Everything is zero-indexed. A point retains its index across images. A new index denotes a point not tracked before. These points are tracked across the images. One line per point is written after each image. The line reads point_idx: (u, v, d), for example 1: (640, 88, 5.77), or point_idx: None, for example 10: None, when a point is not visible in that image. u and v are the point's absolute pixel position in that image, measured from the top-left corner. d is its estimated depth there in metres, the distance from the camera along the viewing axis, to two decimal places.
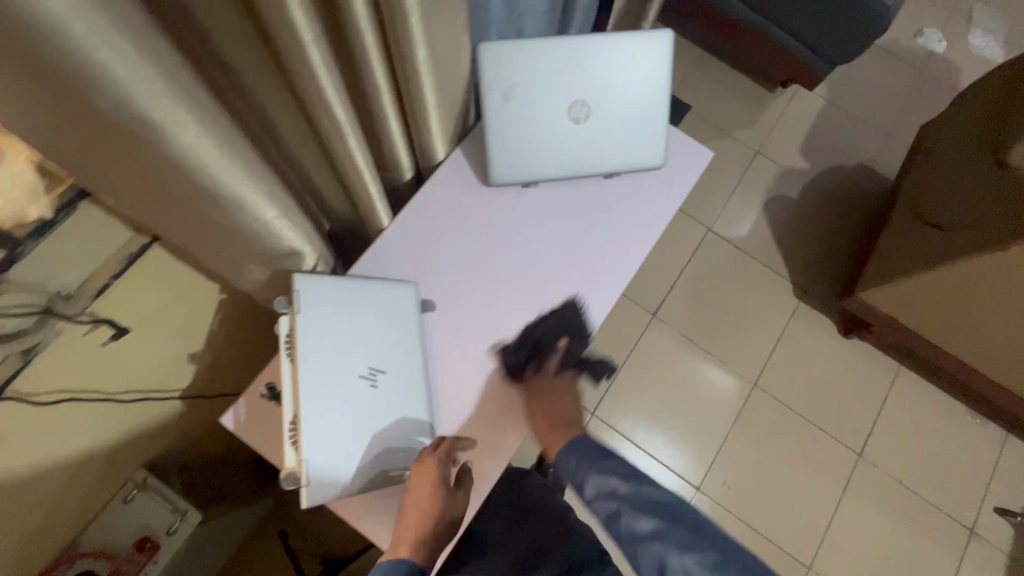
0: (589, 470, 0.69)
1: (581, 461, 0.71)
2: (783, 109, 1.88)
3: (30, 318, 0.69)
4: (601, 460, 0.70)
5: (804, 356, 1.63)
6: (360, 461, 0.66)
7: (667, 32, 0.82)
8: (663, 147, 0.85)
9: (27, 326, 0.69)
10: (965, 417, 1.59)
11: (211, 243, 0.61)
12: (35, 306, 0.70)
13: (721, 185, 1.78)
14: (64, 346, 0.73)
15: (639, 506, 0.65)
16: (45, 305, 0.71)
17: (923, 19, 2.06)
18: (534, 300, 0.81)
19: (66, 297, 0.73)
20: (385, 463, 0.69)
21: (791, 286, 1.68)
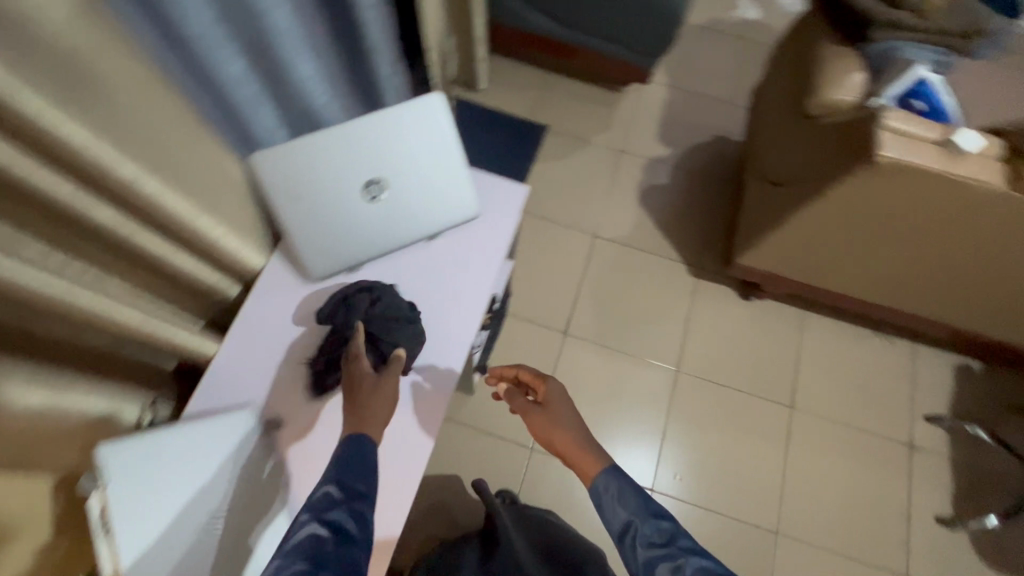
0: (628, 501, 0.80)
1: (617, 496, 0.81)
2: (632, 105, 1.98)
3: None
4: (637, 496, 0.80)
5: (715, 328, 1.67)
6: None
7: (438, 91, 0.85)
8: (474, 197, 0.88)
9: None
10: (874, 340, 1.67)
11: (23, 450, 0.69)
12: None
13: (595, 190, 1.84)
14: None
15: (676, 548, 0.74)
16: None
17: None
18: None
19: None
20: None
21: (685, 266, 1.74)
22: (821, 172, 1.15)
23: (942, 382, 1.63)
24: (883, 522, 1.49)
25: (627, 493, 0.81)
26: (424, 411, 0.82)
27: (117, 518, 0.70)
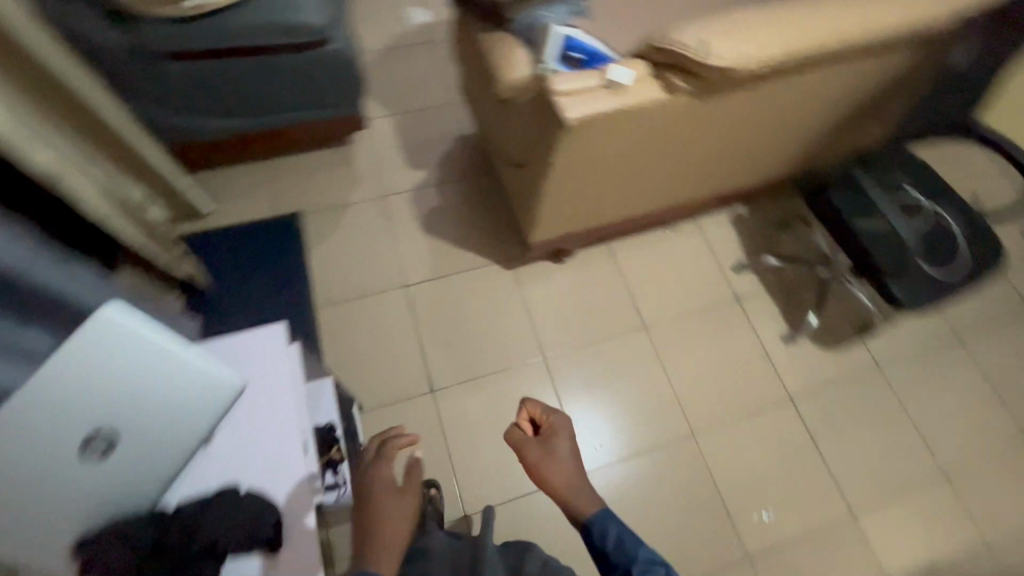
0: (620, 540, 0.90)
1: (611, 535, 0.90)
2: (369, 149, 1.93)
3: None
4: (633, 541, 0.90)
5: (552, 302, 1.75)
6: None
7: (107, 299, 0.75)
8: (236, 373, 0.84)
9: None
10: (669, 235, 1.90)
11: None
12: None
13: (381, 245, 1.78)
14: None
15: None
16: None
17: None
18: None
19: None
20: None
21: (498, 265, 1.78)
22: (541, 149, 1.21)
23: (728, 238, 1.92)
24: (752, 370, 1.72)
25: (624, 538, 0.90)
26: None
27: None
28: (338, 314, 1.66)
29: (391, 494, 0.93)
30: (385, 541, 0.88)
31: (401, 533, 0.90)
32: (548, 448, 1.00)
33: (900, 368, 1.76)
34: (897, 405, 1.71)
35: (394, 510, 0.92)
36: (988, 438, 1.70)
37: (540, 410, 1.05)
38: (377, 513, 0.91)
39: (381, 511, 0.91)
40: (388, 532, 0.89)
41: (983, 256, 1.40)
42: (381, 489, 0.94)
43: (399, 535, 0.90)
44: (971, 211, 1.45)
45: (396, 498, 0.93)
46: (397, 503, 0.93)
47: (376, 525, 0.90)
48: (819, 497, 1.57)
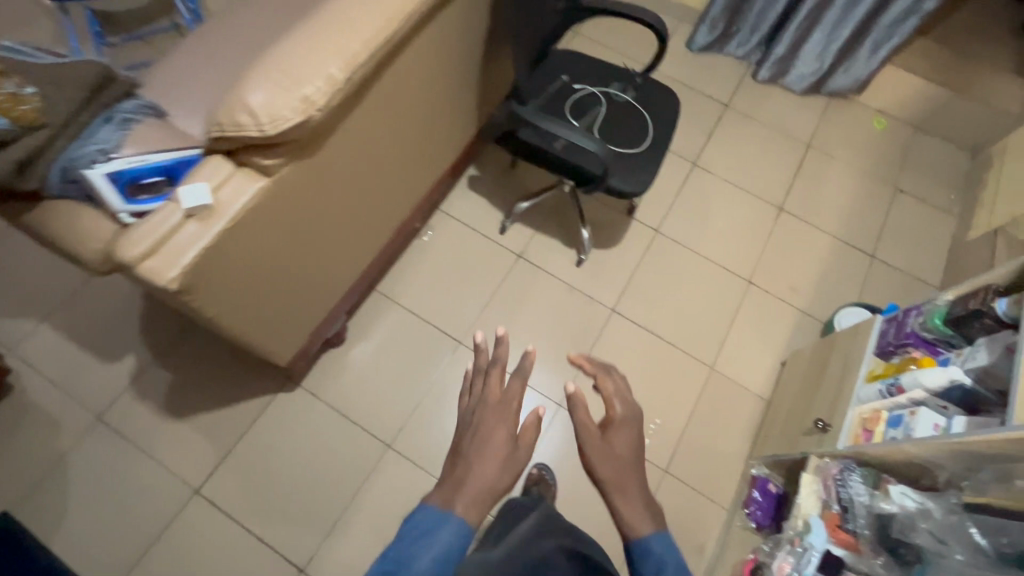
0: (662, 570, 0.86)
1: (662, 553, 0.87)
2: (45, 376, 1.48)
3: None
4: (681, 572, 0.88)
5: (361, 386, 1.57)
6: None
7: None
8: None
9: None
10: (426, 240, 1.77)
11: None
12: None
13: (138, 466, 1.41)
14: None
15: None
16: None
17: None
18: None
19: None
20: None
21: (284, 391, 1.52)
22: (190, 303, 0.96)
23: (478, 204, 1.85)
24: (569, 308, 1.72)
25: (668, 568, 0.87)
26: None
27: None
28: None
29: (506, 420, 0.84)
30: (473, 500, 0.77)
31: (500, 476, 0.80)
32: (607, 450, 0.91)
33: (671, 219, 1.90)
34: (688, 251, 1.84)
35: (501, 443, 0.82)
36: (758, 227, 1.92)
37: (613, 391, 0.97)
38: (481, 440, 0.81)
39: (485, 441, 0.81)
40: (488, 465, 0.80)
41: (659, 108, 1.48)
42: (495, 424, 0.83)
43: (499, 484, 0.80)
44: (628, 74, 1.51)
45: (510, 436, 0.82)
46: (501, 435, 0.82)
47: (474, 464, 0.80)
48: (681, 371, 1.66)
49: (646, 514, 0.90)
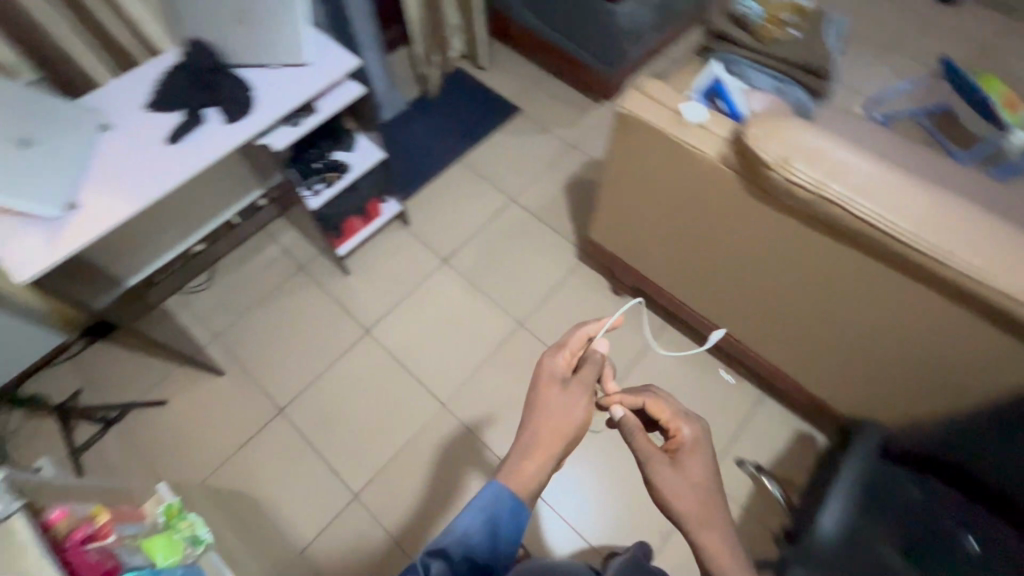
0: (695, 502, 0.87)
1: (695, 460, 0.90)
2: (599, 116, 2.17)
3: None
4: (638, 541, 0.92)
5: (573, 306, 1.78)
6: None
7: None
8: (307, 50, 1.21)
9: None
10: (721, 374, 1.66)
11: None
12: None
13: (531, 166, 2.06)
14: None
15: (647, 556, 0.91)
16: None
17: None
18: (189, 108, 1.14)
19: None
20: (22, 183, 0.99)
21: (574, 249, 1.87)
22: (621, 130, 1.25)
23: (771, 436, 1.56)
24: (638, 523, 1.45)
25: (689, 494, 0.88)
26: (203, 146, 1.12)
27: None
28: (460, 174, 2.03)
29: (573, 392, 0.89)
30: (526, 461, 0.82)
31: (570, 427, 0.86)
32: (681, 455, 0.85)
33: None
34: None
35: (570, 410, 0.87)
36: None
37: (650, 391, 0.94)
38: (553, 405, 0.87)
39: (545, 401, 0.87)
40: (551, 409, 0.86)
41: None
42: (549, 387, 0.89)
43: (568, 431, 0.85)
44: None
45: (561, 401, 0.87)
46: (561, 400, 0.87)
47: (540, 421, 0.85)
48: None
49: (724, 552, 0.76)
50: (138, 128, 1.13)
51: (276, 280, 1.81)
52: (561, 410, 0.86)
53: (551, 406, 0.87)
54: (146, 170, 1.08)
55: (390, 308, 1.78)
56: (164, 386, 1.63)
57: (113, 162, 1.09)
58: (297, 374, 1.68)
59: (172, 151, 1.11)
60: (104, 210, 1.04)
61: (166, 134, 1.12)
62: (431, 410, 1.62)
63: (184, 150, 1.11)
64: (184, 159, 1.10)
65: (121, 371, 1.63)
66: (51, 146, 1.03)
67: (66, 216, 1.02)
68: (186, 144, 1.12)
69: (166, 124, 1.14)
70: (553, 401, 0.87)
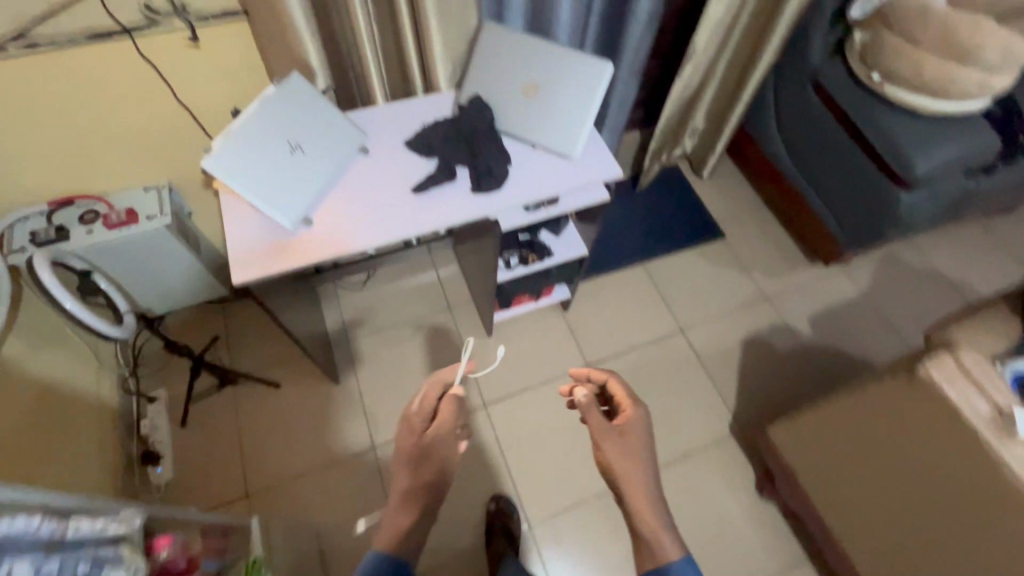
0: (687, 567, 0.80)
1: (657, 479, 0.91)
2: (809, 279, 1.91)
3: (141, 16, 0.96)
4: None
5: (706, 485, 1.55)
6: (260, 176, 0.97)
7: (612, 65, 1.11)
8: (580, 145, 1.12)
9: (145, 20, 0.97)
10: None
11: (270, 39, 1.05)
12: (141, 12, 0.96)
13: (713, 304, 1.84)
14: (152, 44, 1.01)
15: None
16: (145, 16, 0.97)
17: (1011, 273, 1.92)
18: (443, 162, 1.08)
19: (181, 4, 0.97)
20: (277, 189, 0.98)
21: (730, 419, 1.63)
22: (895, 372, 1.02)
23: None
24: None
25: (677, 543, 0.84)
26: (443, 208, 1.05)
27: (268, 99, 1.00)
28: (636, 282, 1.86)
29: (426, 452, 1.08)
30: (393, 523, 1.01)
31: (422, 476, 1.04)
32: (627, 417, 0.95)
33: None
34: None
35: (416, 475, 1.05)
36: None
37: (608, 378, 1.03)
38: (417, 450, 1.07)
39: (417, 445, 1.08)
40: (405, 443, 1.08)
41: None
42: (421, 432, 1.10)
43: (423, 476, 1.04)
44: None
45: (413, 459, 1.07)
46: (433, 441, 1.08)
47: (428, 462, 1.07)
48: None
49: (652, 519, 0.85)
50: (391, 164, 1.09)
51: (421, 310, 1.77)
52: (414, 441, 1.08)
53: (411, 444, 1.08)
54: (383, 213, 1.04)
55: (515, 392, 1.65)
56: (284, 371, 1.63)
57: (357, 191, 1.06)
58: (398, 419, 1.60)
59: (413, 200, 1.06)
60: (330, 239, 1.01)
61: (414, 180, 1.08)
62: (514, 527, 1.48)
63: (423, 205, 1.05)
64: (420, 215, 1.04)
65: (256, 338, 1.65)
66: (310, 158, 1.02)
67: (297, 232, 1.00)
68: (426, 199, 1.06)
69: (416, 170, 1.09)
70: (418, 424, 1.10)
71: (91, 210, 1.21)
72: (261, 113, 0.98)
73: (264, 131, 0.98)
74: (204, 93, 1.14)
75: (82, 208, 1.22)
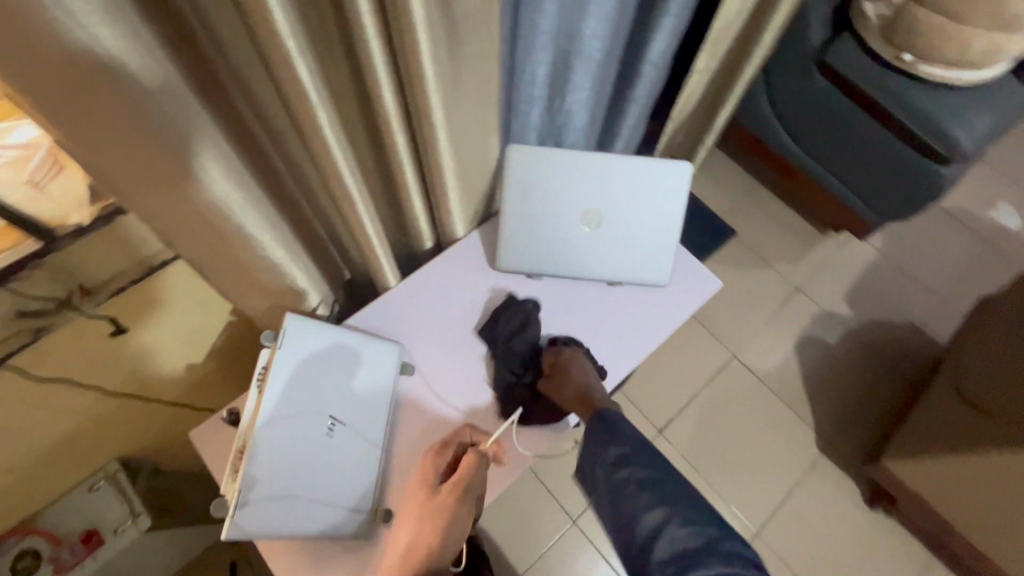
0: (603, 442, 0.77)
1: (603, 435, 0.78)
2: (831, 254, 1.82)
3: (39, 322, 0.78)
4: (634, 456, 0.76)
5: (818, 515, 1.48)
6: (310, 494, 0.70)
7: (689, 164, 0.87)
8: (669, 270, 0.88)
9: (45, 320, 0.79)
10: None
11: (230, 277, 0.71)
12: (34, 318, 0.78)
13: (753, 314, 1.72)
14: (63, 342, 0.81)
15: (688, 518, 0.70)
16: (39, 321, 0.78)
17: (1002, 191, 1.92)
18: (521, 356, 0.82)
19: (86, 291, 0.81)
20: (336, 499, 0.72)
21: (813, 435, 1.56)
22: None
23: None
24: None
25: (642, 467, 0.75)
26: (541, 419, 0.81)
27: (271, 378, 0.69)
28: None
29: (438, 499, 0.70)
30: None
31: (425, 533, 0.68)
32: (562, 360, 0.81)
33: None
34: None
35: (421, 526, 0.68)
36: None
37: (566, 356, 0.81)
38: (416, 500, 0.72)
39: (414, 497, 0.73)
40: (413, 503, 0.72)
41: None
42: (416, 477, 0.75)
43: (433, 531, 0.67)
44: None
45: (420, 509, 0.71)
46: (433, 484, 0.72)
47: (429, 514, 0.69)
48: None
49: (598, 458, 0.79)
50: (453, 380, 0.82)
51: None
52: (420, 496, 0.72)
53: (412, 501, 0.72)
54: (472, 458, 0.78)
55: None
56: None
57: (430, 436, 0.79)
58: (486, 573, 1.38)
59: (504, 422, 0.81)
60: None
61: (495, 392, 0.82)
62: None
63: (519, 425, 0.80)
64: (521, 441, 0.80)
65: None
66: (356, 427, 0.75)
67: (376, 536, 0.74)
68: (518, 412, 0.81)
69: (490, 376, 0.83)
70: (433, 468, 0.74)
71: (32, 554, 0.85)
72: (275, 406, 0.68)
73: (290, 429, 0.70)
74: (142, 359, 0.91)
75: (14, 555, 0.84)
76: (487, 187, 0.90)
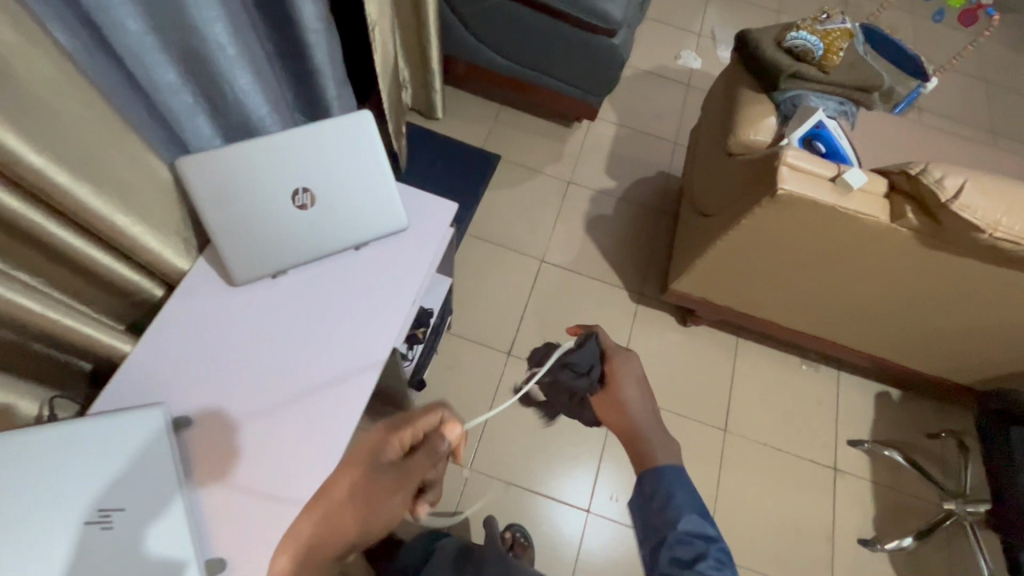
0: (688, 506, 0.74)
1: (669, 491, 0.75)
2: (582, 141, 2.05)
3: None
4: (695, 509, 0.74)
5: (654, 350, 1.73)
6: None
7: (369, 111, 0.90)
8: (402, 211, 0.92)
9: None
10: (802, 367, 1.75)
11: None
12: None
13: (542, 218, 1.89)
14: None
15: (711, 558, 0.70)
16: None
17: (679, 43, 2.31)
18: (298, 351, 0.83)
19: None
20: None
21: (626, 292, 1.80)
22: (742, 196, 1.19)
23: (864, 412, 1.71)
24: (806, 542, 1.54)
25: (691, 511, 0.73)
26: (341, 398, 0.81)
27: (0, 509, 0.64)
28: (476, 252, 1.80)
29: (365, 482, 0.71)
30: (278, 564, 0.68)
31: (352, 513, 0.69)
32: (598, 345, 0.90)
33: None
34: None
35: (334, 523, 0.70)
36: None
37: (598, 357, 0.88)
38: (357, 477, 0.72)
39: (361, 471, 0.73)
40: (350, 476, 0.73)
41: None
42: (364, 447, 0.75)
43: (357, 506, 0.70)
44: None
45: (346, 498, 0.70)
46: (374, 471, 0.72)
47: (362, 493, 0.70)
48: None
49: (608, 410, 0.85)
50: (238, 407, 0.78)
51: None
52: (362, 471, 0.72)
53: (350, 474, 0.73)
54: (286, 469, 0.76)
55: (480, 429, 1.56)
56: None
57: (234, 465, 0.75)
58: None
59: (306, 412, 0.79)
60: (271, 540, 0.72)
61: (287, 395, 0.80)
62: (575, 520, 1.52)
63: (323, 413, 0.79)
64: (332, 426, 0.79)
65: None
66: (138, 504, 0.69)
67: None
68: (316, 402, 0.80)
69: (276, 383, 0.81)
70: (380, 452, 0.74)
71: None
72: (16, 535, 0.64)
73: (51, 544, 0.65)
74: None
75: None
76: (186, 209, 0.84)
